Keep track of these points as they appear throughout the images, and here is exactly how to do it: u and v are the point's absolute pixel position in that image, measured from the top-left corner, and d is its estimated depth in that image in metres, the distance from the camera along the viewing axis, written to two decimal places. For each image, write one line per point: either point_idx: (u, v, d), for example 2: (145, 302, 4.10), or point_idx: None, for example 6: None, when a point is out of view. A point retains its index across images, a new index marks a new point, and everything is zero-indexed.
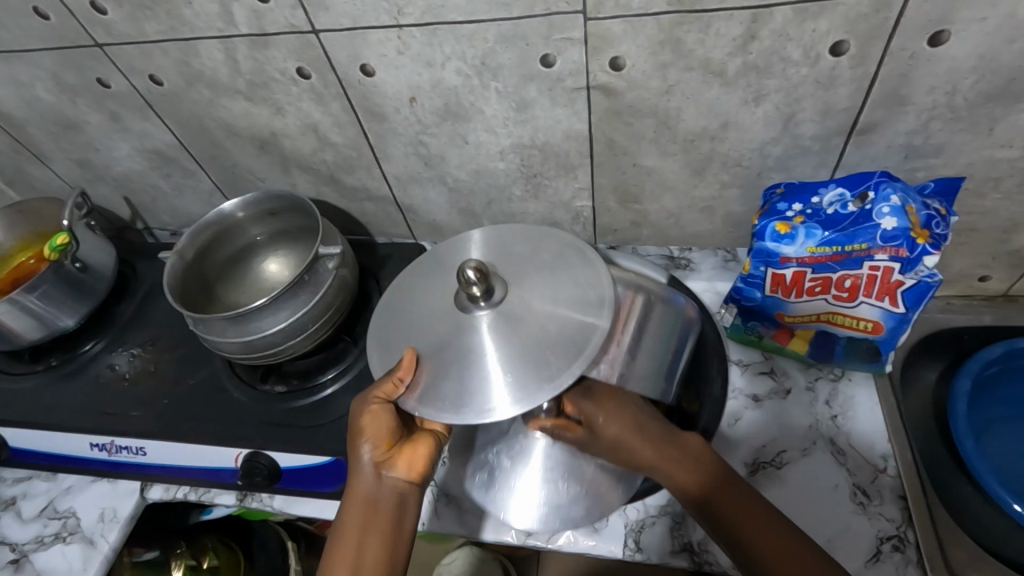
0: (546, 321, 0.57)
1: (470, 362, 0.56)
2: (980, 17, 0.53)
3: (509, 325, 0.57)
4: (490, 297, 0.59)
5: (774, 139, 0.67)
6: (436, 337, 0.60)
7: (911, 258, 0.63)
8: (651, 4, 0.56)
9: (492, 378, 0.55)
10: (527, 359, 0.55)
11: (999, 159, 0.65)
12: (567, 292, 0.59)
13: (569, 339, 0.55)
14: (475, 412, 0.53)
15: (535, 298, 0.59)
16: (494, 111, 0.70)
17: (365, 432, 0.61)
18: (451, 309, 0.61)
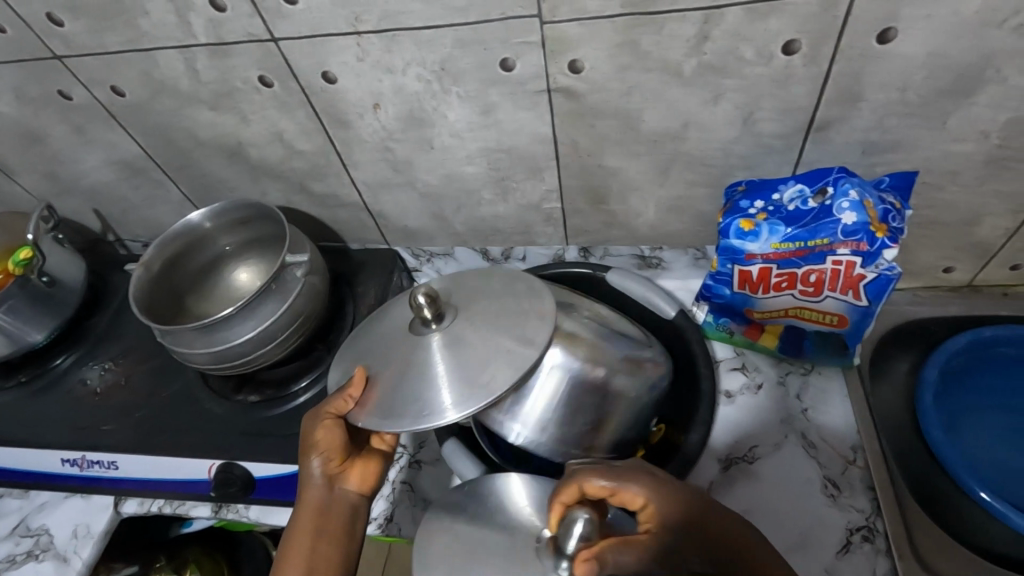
0: (491, 342, 0.57)
1: (414, 378, 0.56)
2: (925, 15, 0.54)
3: (458, 345, 0.57)
4: (440, 320, 0.59)
5: (735, 138, 0.68)
6: (386, 356, 0.60)
7: (871, 252, 0.65)
8: (605, 7, 0.57)
9: (439, 395, 0.54)
10: (468, 376, 0.55)
11: (955, 153, 0.66)
12: (512, 315, 0.59)
13: (510, 357, 0.55)
14: (415, 420, 0.53)
15: (483, 320, 0.59)
16: (458, 116, 0.70)
17: (314, 443, 0.62)
18: (406, 331, 0.61)
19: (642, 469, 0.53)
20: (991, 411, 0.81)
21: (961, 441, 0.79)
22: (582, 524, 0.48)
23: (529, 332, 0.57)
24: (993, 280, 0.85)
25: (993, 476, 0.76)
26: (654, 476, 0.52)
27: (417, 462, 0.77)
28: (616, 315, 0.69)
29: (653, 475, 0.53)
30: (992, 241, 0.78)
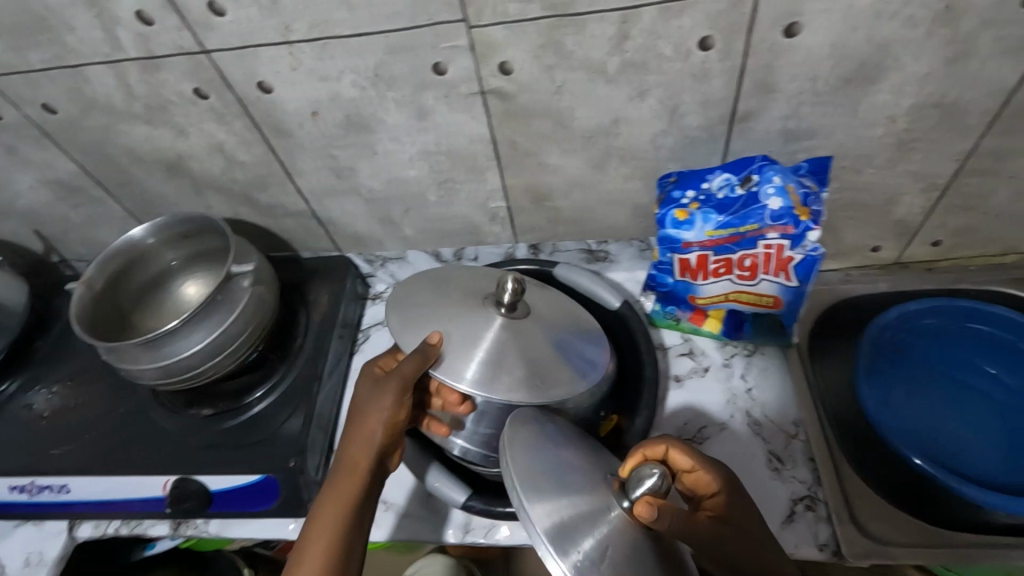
0: (552, 340, 0.65)
1: (487, 349, 0.62)
2: (823, 9, 0.58)
3: (522, 337, 0.64)
4: (512, 310, 0.66)
5: (663, 131, 0.71)
6: (458, 318, 0.65)
7: (797, 234, 0.69)
8: (526, 10, 0.59)
9: (511, 371, 0.61)
10: (536, 364, 0.62)
11: (866, 138, 0.71)
12: (563, 326, 0.68)
13: (571, 359, 0.64)
14: (447, 374, 0.60)
15: (543, 321, 0.67)
16: (396, 120, 0.72)
17: (382, 410, 0.63)
18: (473, 308, 0.66)
19: (720, 470, 0.58)
20: (929, 379, 0.85)
21: (898, 408, 0.83)
22: (653, 481, 0.49)
23: (585, 346, 0.67)
24: (919, 256, 0.90)
25: (929, 438, 0.80)
26: (726, 479, 0.57)
27: None
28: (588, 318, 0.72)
29: (726, 478, 0.57)
30: (912, 218, 0.83)
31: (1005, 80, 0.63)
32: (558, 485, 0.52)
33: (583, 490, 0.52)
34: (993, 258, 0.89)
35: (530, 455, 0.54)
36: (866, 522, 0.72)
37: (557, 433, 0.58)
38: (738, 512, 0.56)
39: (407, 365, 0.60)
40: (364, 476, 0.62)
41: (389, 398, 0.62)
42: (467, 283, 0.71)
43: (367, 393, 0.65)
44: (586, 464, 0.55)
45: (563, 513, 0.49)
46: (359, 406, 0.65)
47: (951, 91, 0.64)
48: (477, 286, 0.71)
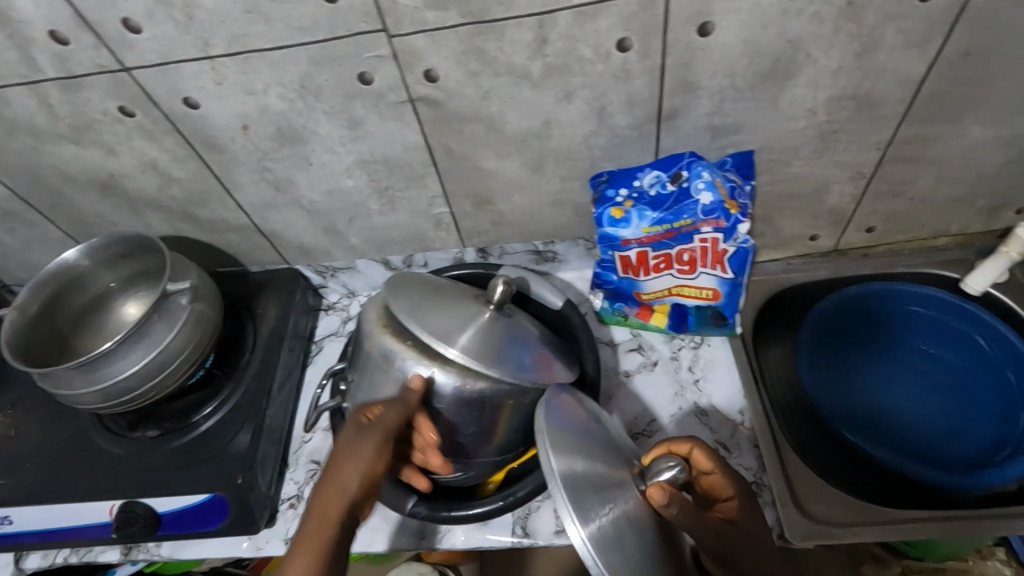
0: (530, 343, 0.66)
1: (474, 337, 0.63)
2: (732, 8, 0.59)
3: (510, 331, 0.65)
4: (499, 307, 0.67)
5: (594, 131, 0.72)
6: (450, 305, 0.66)
7: (729, 227, 0.73)
8: (444, 18, 0.59)
9: (491, 362, 0.62)
10: (514, 361, 0.63)
11: (789, 131, 0.73)
12: (537, 333, 0.69)
13: (543, 364, 0.66)
14: (435, 336, 0.61)
15: (525, 324, 0.68)
16: (328, 131, 0.72)
17: (358, 460, 0.58)
18: (460, 299, 0.67)
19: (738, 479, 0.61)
20: (887, 359, 0.87)
21: (855, 392, 0.85)
22: (672, 472, 0.54)
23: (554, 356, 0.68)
24: (856, 243, 0.92)
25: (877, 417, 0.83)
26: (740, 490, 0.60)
27: None
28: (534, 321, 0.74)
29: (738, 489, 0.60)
30: (844, 206, 0.86)
31: (913, 70, 0.66)
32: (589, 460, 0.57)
33: (607, 467, 0.58)
34: (925, 241, 0.92)
35: (563, 424, 0.60)
36: (809, 506, 0.74)
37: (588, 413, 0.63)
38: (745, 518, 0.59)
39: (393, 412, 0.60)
40: (337, 524, 0.56)
41: (369, 444, 0.59)
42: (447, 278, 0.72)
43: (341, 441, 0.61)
44: (615, 447, 0.61)
45: (587, 482, 0.55)
46: (334, 449, 0.61)
47: (863, 82, 0.67)
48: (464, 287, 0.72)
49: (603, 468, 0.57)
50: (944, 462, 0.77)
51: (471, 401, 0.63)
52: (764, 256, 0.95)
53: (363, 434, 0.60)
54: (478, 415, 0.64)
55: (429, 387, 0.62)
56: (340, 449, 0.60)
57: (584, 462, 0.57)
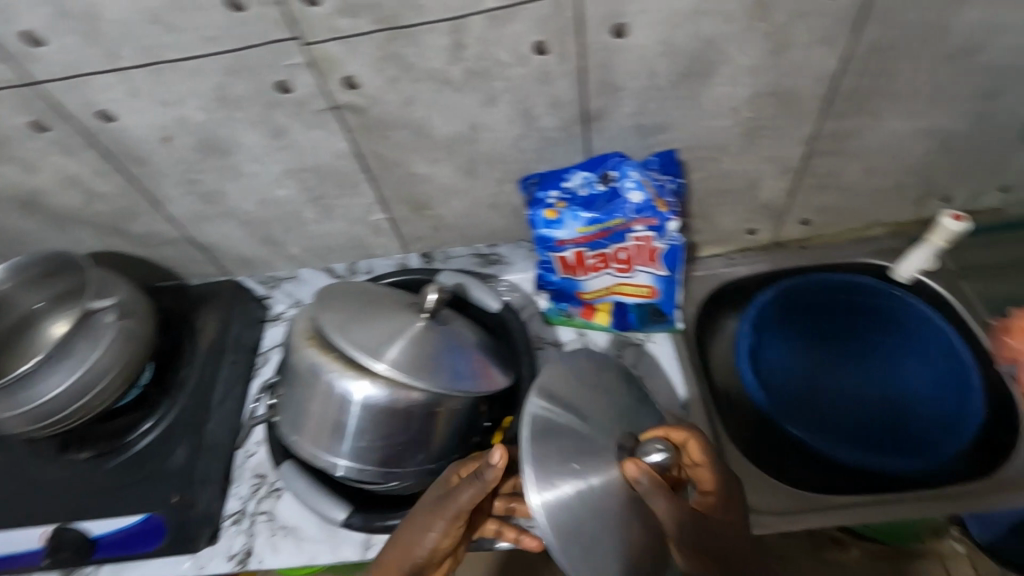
0: (463, 350, 0.66)
1: (403, 347, 0.62)
2: (644, 9, 0.60)
3: (444, 341, 0.65)
4: (432, 316, 0.66)
5: (522, 134, 0.72)
6: (380, 315, 0.65)
7: (660, 226, 0.73)
8: (357, 25, 0.59)
9: (419, 373, 0.61)
10: (444, 370, 0.63)
11: (714, 128, 0.74)
12: (473, 339, 0.69)
13: (475, 371, 0.66)
14: (364, 352, 0.60)
15: (458, 331, 0.68)
16: (252, 141, 0.71)
17: (429, 529, 0.59)
18: (393, 309, 0.66)
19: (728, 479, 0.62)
20: (844, 344, 0.88)
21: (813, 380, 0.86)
22: (658, 455, 0.53)
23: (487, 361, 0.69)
24: (793, 236, 0.94)
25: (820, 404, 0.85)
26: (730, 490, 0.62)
27: (278, 492, 0.82)
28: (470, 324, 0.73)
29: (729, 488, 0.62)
30: (778, 200, 0.87)
31: (828, 66, 0.67)
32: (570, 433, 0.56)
33: (587, 439, 0.56)
34: (860, 232, 0.94)
35: (553, 389, 0.59)
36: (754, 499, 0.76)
37: (582, 387, 0.61)
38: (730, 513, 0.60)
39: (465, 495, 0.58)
40: None
41: (439, 517, 0.59)
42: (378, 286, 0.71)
43: (427, 500, 0.62)
44: (607, 421, 0.59)
45: (559, 453, 0.54)
46: (420, 502, 0.63)
47: (780, 79, 0.68)
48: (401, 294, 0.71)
49: (585, 443, 0.55)
50: (886, 441, 0.79)
51: (404, 412, 0.63)
52: (706, 252, 0.96)
53: (440, 503, 0.60)
54: (414, 426, 0.64)
55: (362, 402, 0.61)
56: (424, 507, 0.61)
57: (562, 428, 0.56)
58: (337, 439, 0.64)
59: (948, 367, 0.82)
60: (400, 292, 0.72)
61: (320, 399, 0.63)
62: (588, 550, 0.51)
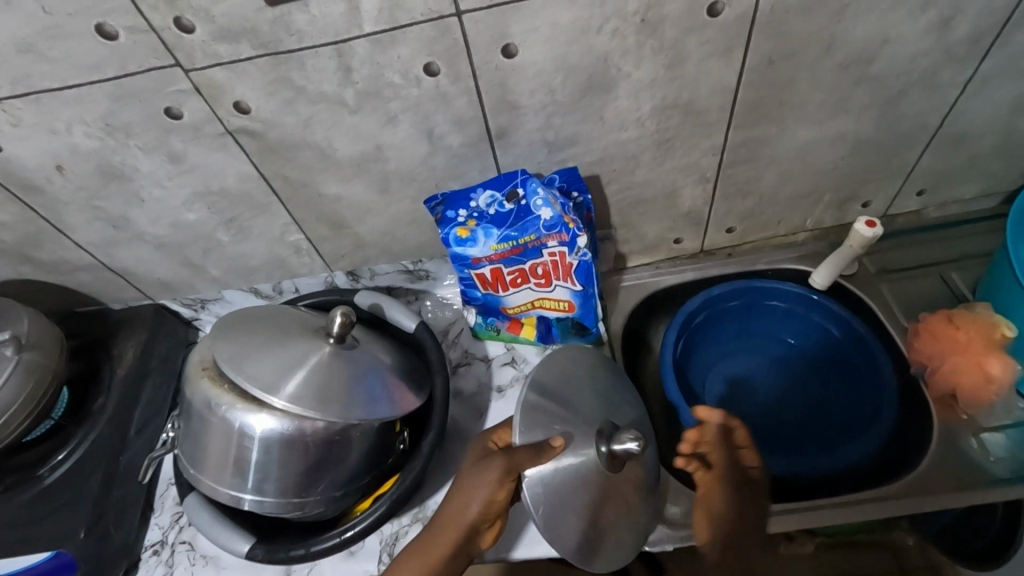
0: (373, 375, 0.66)
1: (305, 379, 0.61)
2: (531, 29, 0.59)
3: (349, 367, 0.64)
4: (339, 340, 0.65)
5: (429, 153, 0.71)
6: (279, 344, 0.63)
7: (570, 241, 0.73)
8: (237, 51, 0.57)
9: (322, 404, 0.60)
10: (349, 399, 0.62)
11: (624, 142, 0.73)
12: (384, 361, 0.69)
13: (385, 395, 0.65)
14: (260, 387, 0.59)
15: (368, 355, 0.67)
16: (150, 166, 0.69)
17: (480, 490, 0.62)
18: (295, 336, 0.65)
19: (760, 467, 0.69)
20: (772, 352, 0.90)
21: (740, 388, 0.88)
22: (632, 445, 0.64)
23: (398, 383, 0.68)
24: (720, 243, 0.94)
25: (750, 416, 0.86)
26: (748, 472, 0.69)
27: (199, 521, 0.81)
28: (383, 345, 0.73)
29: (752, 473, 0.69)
30: (699, 210, 0.87)
31: (726, 80, 0.67)
32: (561, 401, 0.68)
33: (573, 412, 0.67)
34: (786, 238, 0.94)
35: (555, 373, 0.70)
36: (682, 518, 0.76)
37: (582, 373, 0.73)
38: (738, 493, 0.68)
39: (522, 454, 0.62)
40: (451, 545, 0.62)
41: (491, 477, 0.62)
42: (288, 313, 0.70)
43: (469, 469, 0.65)
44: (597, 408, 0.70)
45: (550, 411, 0.66)
46: (468, 467, 0.66)
47: (681, 93, 0.68)
48: (310, 317, 0.70)
49: (571, 415, 0.67)
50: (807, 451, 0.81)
51: (309, 444, 0.61)
52: (634, 261, 0.96)
53: (487, 464, 0.63)
54: (319, 458, 0.62)
55: (262, 437, 0.59)
56: (471, 472, 0.64)
57: (552, 401, 0.67)
58: (241, 476, 0.61)
59: (863, 370, 0.84)
60: (304, 316, 0.70)
61: (214, 438, 0.61)
62: (553, 500, 0.63)
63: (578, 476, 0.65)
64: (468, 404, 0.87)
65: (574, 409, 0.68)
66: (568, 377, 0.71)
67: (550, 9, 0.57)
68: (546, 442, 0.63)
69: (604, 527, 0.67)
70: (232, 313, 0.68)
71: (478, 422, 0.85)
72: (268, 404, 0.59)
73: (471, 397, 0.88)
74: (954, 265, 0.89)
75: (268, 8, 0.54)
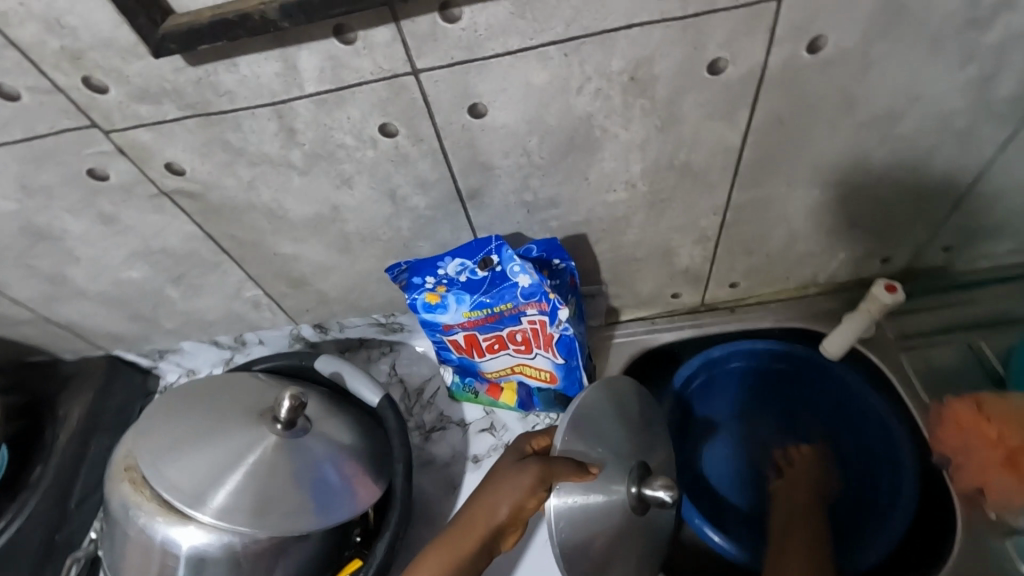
0: (326, 466, 0.59)
1: (240, 484, 0.55)
2: (502, 88, 0.50)
3: (294, 465, 0.58)
4: (288, 427, 0.59)
5: (393, 214, 0.63)
6: (211, 439, 0.57)
7: (551, 312, 0.65)
8: (160, 111, 0.50)
9: (262, 513, 0.55)
10: (292, 503, 0.56)
11: (614, 202, 0.65)
12: (339, 447, 0.61)
13: (338, 491, 0.59)
14: (185, 499, 0.53)
15: (321, 441, 0.61)
16: (80, 227, 0.62)
17: (514, 492, 0.57)
18: (230, 425, 0.58)
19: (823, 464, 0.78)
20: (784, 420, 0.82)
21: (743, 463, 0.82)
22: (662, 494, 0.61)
23: (355, 473, 0.61)
24: (721, 298, 0.85)
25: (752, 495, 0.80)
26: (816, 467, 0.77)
27: None
28: (340, 421, 0.65)
29: (814, 464, 0.77)
30: (699, 266, 0.78)
31: (729, 140, 0.58)
32: (597, 428, 0.64)
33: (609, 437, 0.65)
34: (796, 293, 0.85)
35: (605, 399, 0.67)
36: None
37: (624, 403, 0.69)
38: (810, 474, 0.76)
39: (561, 466, 0.58)
40: (480, 542, 0.57)
41: (524, 482, 0.57)
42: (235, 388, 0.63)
43: (505, 466, 0.60)
44: (637, 438, 0.68)
45: (588, 433, 0.63)
46: (498, 468, 0.61)
47: (677, 153, 0.59)
48: (253, 394, 0.63)
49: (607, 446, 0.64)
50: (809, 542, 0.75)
51: (240, 559, 0.55)
52: (628, 315, 0.87)
53: (521, 467, 0.58)
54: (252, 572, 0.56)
55: (189, 552, 0.54)
56: (502, 474, 0.59)
57: (597, 424, 0.65)
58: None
59: (877, 452, 0.76)
60: (251, 390, 0.62)
61: (140, 547, 0.55)
62: (580, 525, 0.61)
63: (598, 502, 0.62)
64: (440, 473, 0.79)
65: (614, 437, 0.65)
66: (614, 405, 0.67)
67: (521, 68, 0.49)
68: (585, 465, 0.61)
69: (611, 559, 0.62)
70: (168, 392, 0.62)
71: (450, 500, 0.77)
72: (196, 517, 0.54)
73: (444, 467, 0.80)
74: (980, 333, 0.80)
75: (189, 68, 0.46)
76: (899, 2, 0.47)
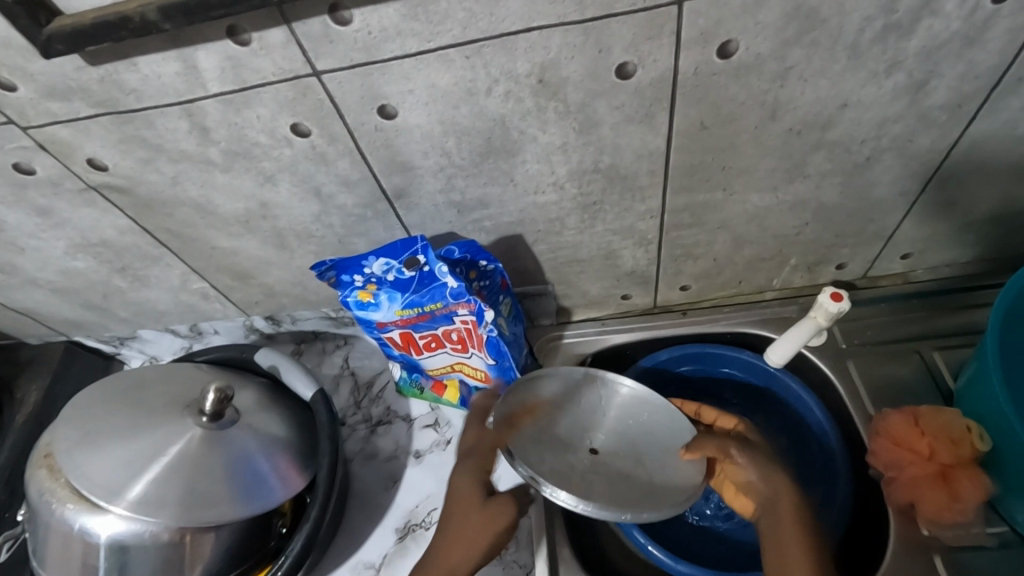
0: (253, 457, 0.61)
1: (161, 475, 0.57)
2: (408, 89, 0.50)
3: (218, 458, 0.59)
4: (215, 419, 0.61)
5: (322, 211, 0.63)
6: (138, 431, 0.59)
7: (478, 312, 0.65)
8: (73, 109, 0.51)
9: (180, 507, 0.56)
10: (212, 495, 0.58)
11: (545, 204, 0.64)
12: (267, 440, 0.63)
13: (262, 485, 0.60)
14: (105, 489, 0.55)
15: (248, 432, 0.62)
16: (18, 218, 0.64)
17: (496, 526, 0.60)
18: (158, 416, 0.61)
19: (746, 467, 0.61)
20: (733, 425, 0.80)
21: None
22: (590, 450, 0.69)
23: (280, 465, 0.62)
24: (674, 300, 0.82)
25: None
26: (792, 481, 0.60)
27: None
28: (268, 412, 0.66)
29: (769, 483, 0.60)
30: (645, 268, 0.75)
31: (652, 145, 0.57)
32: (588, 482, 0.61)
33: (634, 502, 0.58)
34: (751, 297, 0.82)
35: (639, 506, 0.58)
36: None
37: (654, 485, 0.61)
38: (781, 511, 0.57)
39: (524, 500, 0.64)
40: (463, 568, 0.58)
41: (505, 521, 0.60)
42: (165, 384, 0.64)
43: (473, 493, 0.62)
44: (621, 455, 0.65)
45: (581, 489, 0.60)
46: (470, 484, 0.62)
47: (601, 157, 0.58)
48: (184, 387, 0.64)
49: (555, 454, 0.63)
50: None
51: (153, 546, 0.56)
52: (580, 315, 0.85)
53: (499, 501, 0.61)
54: (166, 563, 0.57)
55: (108, 540, 0.56)
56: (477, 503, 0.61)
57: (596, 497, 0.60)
58: None
59: (815, 459, 0.74)
60: (184, 384, 0.65)
61: (61, 531, 0.57)
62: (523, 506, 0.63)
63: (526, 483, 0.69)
64: (381, 465, 0.80)
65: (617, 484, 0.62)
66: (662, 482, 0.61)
67: (424, 70, 0.49)
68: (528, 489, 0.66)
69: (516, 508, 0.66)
70: (105, 383, 0.64)
71: (387, 493, 0.78)
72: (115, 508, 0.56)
73: (386, 462, 0.80)
74: (935, 343, 0.77)
75: (91, 67, 0.48)
76: (810, 6, 0.46)
